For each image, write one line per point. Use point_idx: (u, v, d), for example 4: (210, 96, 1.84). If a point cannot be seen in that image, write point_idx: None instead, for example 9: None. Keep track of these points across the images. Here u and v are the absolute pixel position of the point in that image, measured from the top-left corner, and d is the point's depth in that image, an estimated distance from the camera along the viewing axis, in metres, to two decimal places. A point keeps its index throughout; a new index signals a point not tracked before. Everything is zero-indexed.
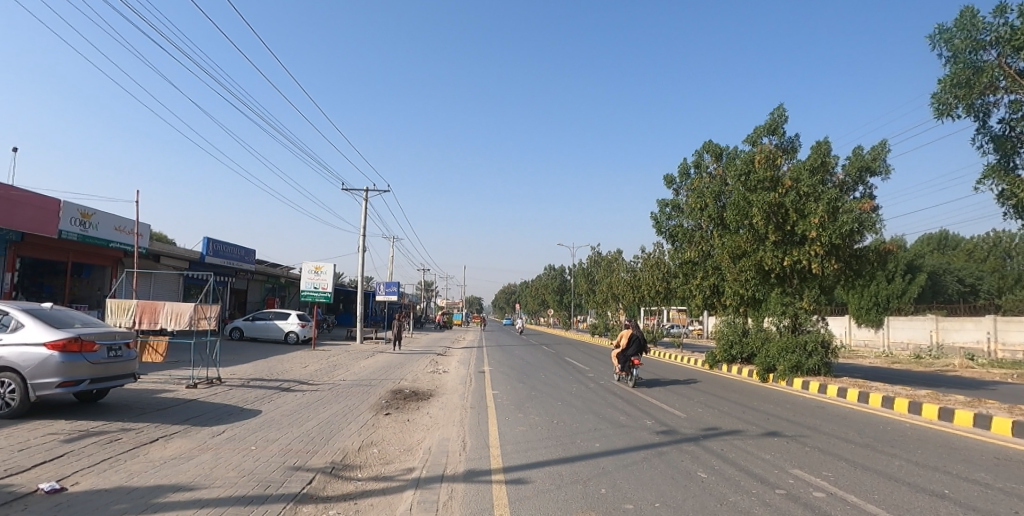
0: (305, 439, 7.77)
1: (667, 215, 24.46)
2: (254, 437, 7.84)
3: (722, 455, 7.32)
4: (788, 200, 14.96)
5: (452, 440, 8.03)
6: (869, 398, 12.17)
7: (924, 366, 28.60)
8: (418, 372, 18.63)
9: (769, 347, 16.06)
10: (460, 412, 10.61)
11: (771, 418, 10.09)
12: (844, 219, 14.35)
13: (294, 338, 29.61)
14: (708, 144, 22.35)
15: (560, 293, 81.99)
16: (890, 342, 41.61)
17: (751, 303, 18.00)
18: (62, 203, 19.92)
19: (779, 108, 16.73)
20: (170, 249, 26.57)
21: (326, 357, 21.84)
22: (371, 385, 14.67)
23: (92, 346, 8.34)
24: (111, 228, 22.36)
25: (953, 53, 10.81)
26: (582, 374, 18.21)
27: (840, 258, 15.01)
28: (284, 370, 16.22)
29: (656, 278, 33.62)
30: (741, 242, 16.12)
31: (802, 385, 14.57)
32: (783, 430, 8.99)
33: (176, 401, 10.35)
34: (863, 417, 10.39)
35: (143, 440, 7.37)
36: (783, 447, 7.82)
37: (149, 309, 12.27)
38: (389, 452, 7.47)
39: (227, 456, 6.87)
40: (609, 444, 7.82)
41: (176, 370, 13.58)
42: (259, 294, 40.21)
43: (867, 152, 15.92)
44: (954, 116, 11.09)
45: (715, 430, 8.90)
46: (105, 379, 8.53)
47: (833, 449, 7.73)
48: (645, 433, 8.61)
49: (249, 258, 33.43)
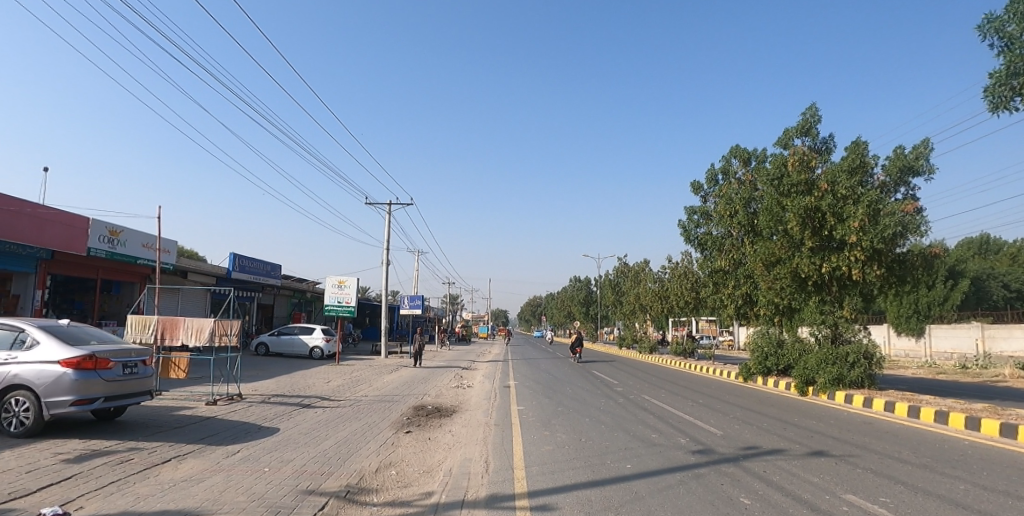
0: (321, 460, 7.43)
1: (695, 222, 23.73)
2: (269, 458, 7.54)
3: (765, 477, 6.74)
4: (824, 204, 14.25)
5: (474, 461, 7.60)
6: (920, 413, 11.30)
7: (973, 376, 27.15)
8: (441, 387, 18.28)
9: (808, 359, 15.26)
10: (483, 430, 10.17)
11: (815, 435, 9.38)
12: (886, 221, 13.53)
13: (319, 352, 29.56)
14: (736, 149, 21.67)
15: (586, 305, 81.19)
16: (933, 352, 39.76)
17: (786, 312, 17.27)
18: (91, 221, 20.29)
19: (811, 108, 16.07)
20: (197, 265, 26.92)
21: (349, 373, 21.62)
22: (393, 400, 14.35)
23: (107, 363, 8.20)
24: (138, 245, 22.69)
25: (1007, 42, 9.92)
26: (610, 388, 17.60)
27: (883, 264, 14.18)
28: (306, 386, 16.03)
29: (684, 288, 32.78)
30: (775, 248, 15.44)
31: (846, 399, 13.72)
32: (831, 449, 8.31)
33: (194, 418, 10.17)
34: (916, 434, 9.58)
35: (155, 461, 7.14)
36: (832, 468, 7.16)
37: (170, 325, 12.19)
38: (407, 473, 7.08)
39: (238, 478, 6.57)
40: (641, 465, 7.30)
41: (198, 386, 13.46)
42: (285, 309, 40.55)
43: (908, 150, 15.08)
44: (1013, 109, 10.16)
45: (755, 449, 8.28)
46: (120, 397, 8.38)
47: (889, 471, 7.04)
48: (679, 453, 8.05)
49: (275, 273, 33.68)
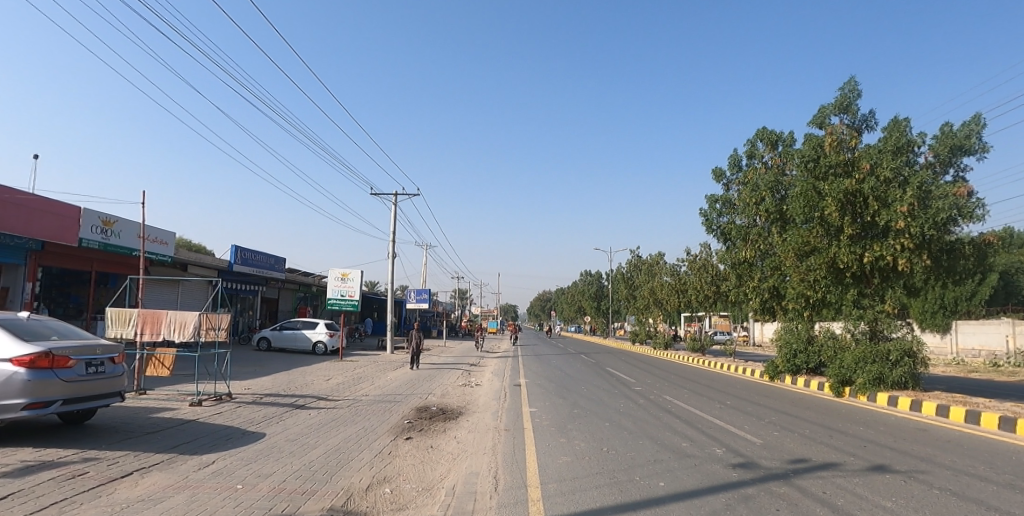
0: (303, 476, 6.42)
1: (717, 211, 22.49)
2: (245, 472, 6.55)
3: (827, 501, 5.63)
4: (866, 188, 13.09)
5: (481, 478, 6.55)
6: (981, 419, 10.11)
7: (1009, 375, 25.87)
8: (448, 385, 17.28)
9: (844, 357, 14.12)
10: (492, 436, 9.16)
11: (869, 445, 8.24)
12: (938, 205, 12.31)
13: (322, 347, 28.67)
14: (762, 131, 20.40)
15: (597, 300, 80.00)
16: (960, 348, 38.32)
17: (818, 306, 16.09)
18: (83, 211, 19.42)
19: (849, 82, 14.83)
20: (197, 258, 26.14)
21: (352, 370, 20.60)
22: (395, 401, 13.36)
23: (66, 362, 7.24)
24: (133, 236, 21.80)
25: None
26: (628, 388, 16.51)
27: (932, 253, 12.93)
28: (304, 385, 15.05)
29: (704, 281, 31.45)
30: (809, 237, 14.33)
31: (889, 402, 12.54)
32: (893, 463, 7.16)
33: (173, 422, 9.21)
34: (983, 444, 8.42)
35: (112, 475, 6.18)
36: (903, 489, 6.04)
37: (151, 319, 11.19)
38: (404, 492, 6.05)
39: (203, 498, 5.59)
40: (676, 483, 6.23)
41: (185, 386, 12.54)
42: (291, 303, 39.84)
43: (957, 128, 13.81)
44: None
45: (805, 463, 7.17)
46: (82, 400, 7.41)
47: (974, 494, 5.91)
48: (717, 467, 6.98)
49: (279, 266, 32.76)
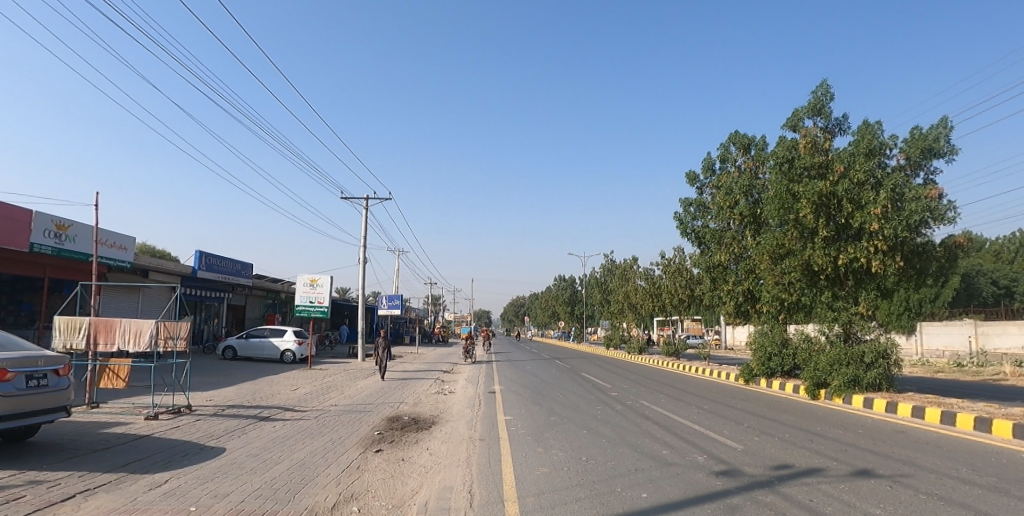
0: (264, 495, 5.97)
1: (692, 215, 22.53)
2: (201, 492, 6.08)
3: (815, 509, 5.46)
4: (840, 190, 13.19)
5: (456, 492, 6.21)
6: (957, 419, 10.16)
7: (974, 375, 26.59)
8: (421, 393, 16.80)
9: (819, 359, 14.18)
10: (466, 447, 8.82)
11: (850, 449, 8.14)
12: (911, 207, 12.46)
13: (291, 356, 27.85)
14: (736, 135, 20.54)
15: (571, 304, 80.08)
16: (924, 349, 39.41)
17: (793, 308, 16.17)
18: (35, 214, 18.42)
19: (822, 85, 14.96)
20: (159, 263, 25.10)
21: (321, 378, 19.95)
22: (366, 411, 12.89)
23: (3, 375, 6.65)
24: (90, 241, 20.76)
25: None
26: (604, 393, 16.30)
27: (903, 255, 13.10)
28: (270, 395, 14.44)
29: (678, 285, 31.54)
30: (784, 239, 14.36)
31: (865, 404, 12.59)
32: (877, 467, 7.05)
33: (126, 437, 8.61)
34: (961, 445, 8.42)
35: (52, 499, 5.64)
36: (890, 494, 5.92)
37: (105, 327, 10.53)
38: (373, 510, 5.67)
39: None
40: (660, 494, 5.99)
41: (141, 398, 11.85)
42: (258, 310, 38.70)
43: (926, 131, 14.03)
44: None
45: (788, 469, 7.02)
46: (21, 416, 6.81)
47: (960, 498, 5.82)
48: (700, 475, 6.77)
49: (246, 272, 31.77)
